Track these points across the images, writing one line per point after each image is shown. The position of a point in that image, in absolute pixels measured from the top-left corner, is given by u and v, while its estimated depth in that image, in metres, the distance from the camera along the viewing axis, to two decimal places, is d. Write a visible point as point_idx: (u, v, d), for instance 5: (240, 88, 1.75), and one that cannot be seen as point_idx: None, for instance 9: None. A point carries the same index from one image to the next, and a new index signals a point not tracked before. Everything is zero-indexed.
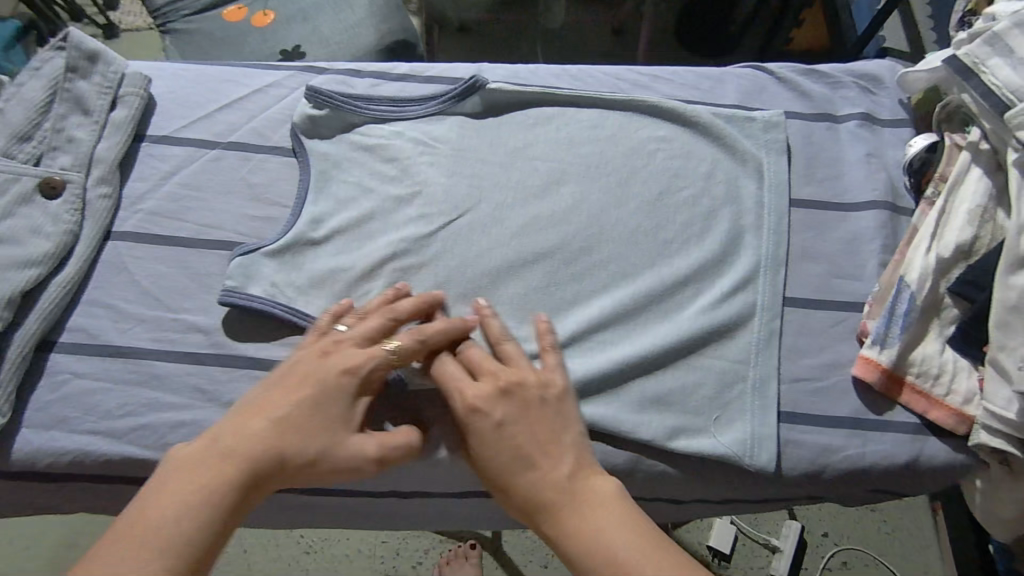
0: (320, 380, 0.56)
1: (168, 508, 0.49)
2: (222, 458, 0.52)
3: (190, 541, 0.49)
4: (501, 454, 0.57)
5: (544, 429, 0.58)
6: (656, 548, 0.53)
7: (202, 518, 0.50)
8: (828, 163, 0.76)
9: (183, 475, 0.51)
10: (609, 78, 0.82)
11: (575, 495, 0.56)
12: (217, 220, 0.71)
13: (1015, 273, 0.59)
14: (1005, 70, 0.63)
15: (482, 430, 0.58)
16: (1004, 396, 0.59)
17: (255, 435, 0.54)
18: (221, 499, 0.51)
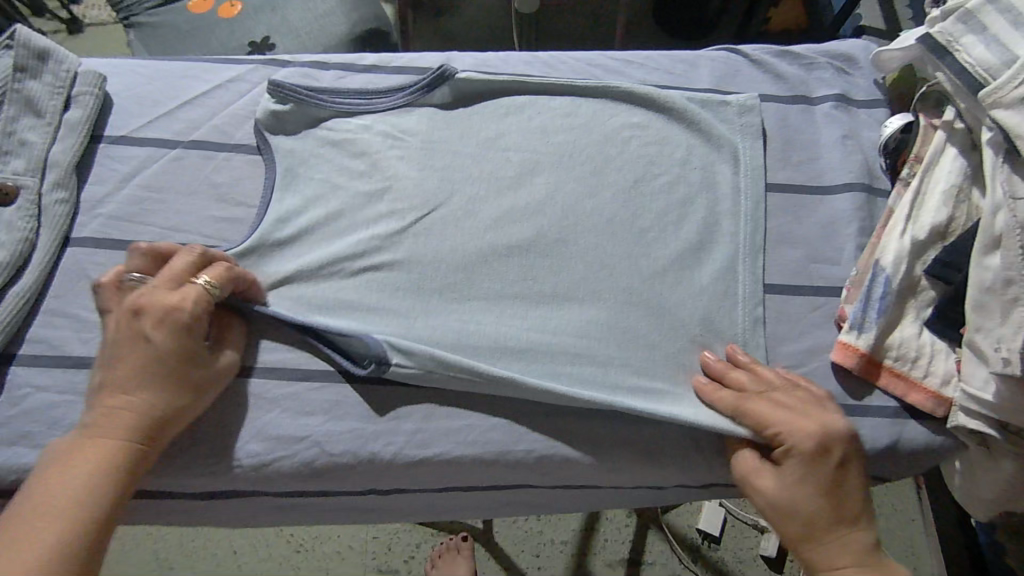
0: (156, 349, 0.55)
1: (58, 485, 0.50)
2: (101, 429, 0.53)
3: (81, 505, 0.50)
4: (816, 503, 0.56)
5: (835, 483, 0.56)
6: None
7: (88, 492, 0.51)
8: (804, 146, 0.75)
9: (64, 455, 0.52)
10: (581, 65, 0.80)
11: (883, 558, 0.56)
12: (181, 222, 0.68)
13: (990, 254, 0.58)
14: (978, 47, 0.62)
15: (841, 477, 0.56)
16: (981, 377, 0.59)
17: (122, 397, 0.54)
18: (106, 466, 0.52)
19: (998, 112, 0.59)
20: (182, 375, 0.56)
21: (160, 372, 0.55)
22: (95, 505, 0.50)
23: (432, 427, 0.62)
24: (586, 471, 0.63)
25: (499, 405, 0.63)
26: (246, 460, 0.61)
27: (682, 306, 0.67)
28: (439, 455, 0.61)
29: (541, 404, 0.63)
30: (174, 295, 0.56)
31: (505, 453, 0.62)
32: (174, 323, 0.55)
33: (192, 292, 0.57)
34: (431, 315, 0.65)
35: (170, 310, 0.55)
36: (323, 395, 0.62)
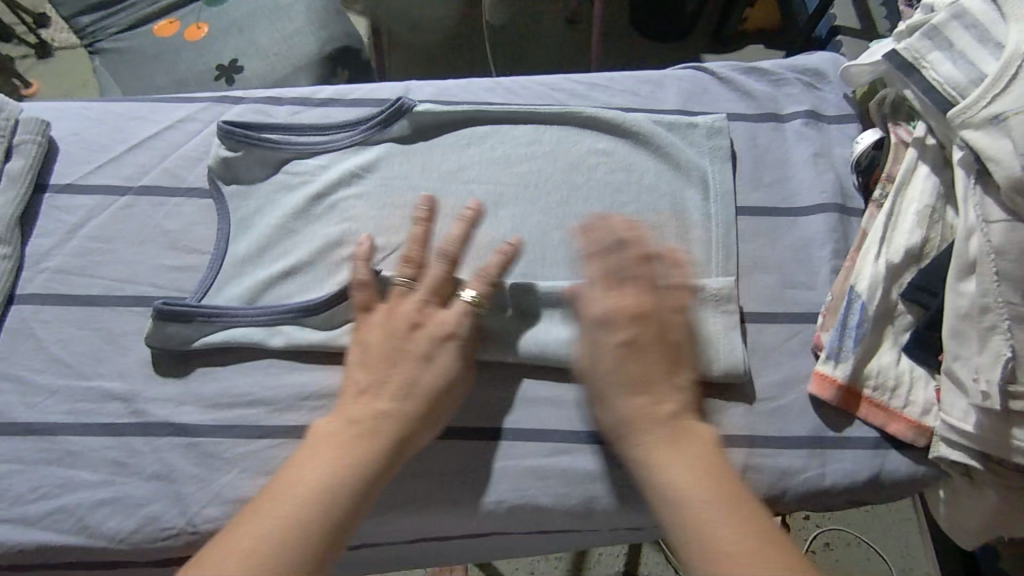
0: (416, 361, 0.57)
1: (306, 481, 0.50)
2: (370, 428, 0.53)
3: (337, 508, 0.49)
4: (608, 377, 0.58)
5: (617, 367, 0.58)
6: (714, 522, 0.50)
7: (337, 494, 0.50)
8: (774, 165, 0.74)
9: (338, 452, 0.52)
10: (544, 89, 0.78)
11: (708, 458, 0.54)
12: (131, 273, 0.66)
13: (966, 279, 0.56)
14: (945, 65, 0.60)
15: (608, 346, 0.58)
16: (961, 408, 0.57)
17: (382, 403, 0.55)
18: (352, 474, 0.51)
19: (967, 133, 0.57)
20: (439, 397, 0.57)
21: (420, 384, 0.56)
22: (339, 514, 0.49)
23: (398, 480, 0.59)
24: (561, 518, 0.60)
25: (468, 452, 0.60)
26: (200, 525, 0.57)
27: None
28: (406, 509, 0.59)
29: (511, 448, 0.60)
30: (449, 312, 0.59)
31: (474, 505, 0.59)
32: (437, 339, 0.58)
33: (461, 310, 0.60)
34: None
35: (415, 322, 0.58)
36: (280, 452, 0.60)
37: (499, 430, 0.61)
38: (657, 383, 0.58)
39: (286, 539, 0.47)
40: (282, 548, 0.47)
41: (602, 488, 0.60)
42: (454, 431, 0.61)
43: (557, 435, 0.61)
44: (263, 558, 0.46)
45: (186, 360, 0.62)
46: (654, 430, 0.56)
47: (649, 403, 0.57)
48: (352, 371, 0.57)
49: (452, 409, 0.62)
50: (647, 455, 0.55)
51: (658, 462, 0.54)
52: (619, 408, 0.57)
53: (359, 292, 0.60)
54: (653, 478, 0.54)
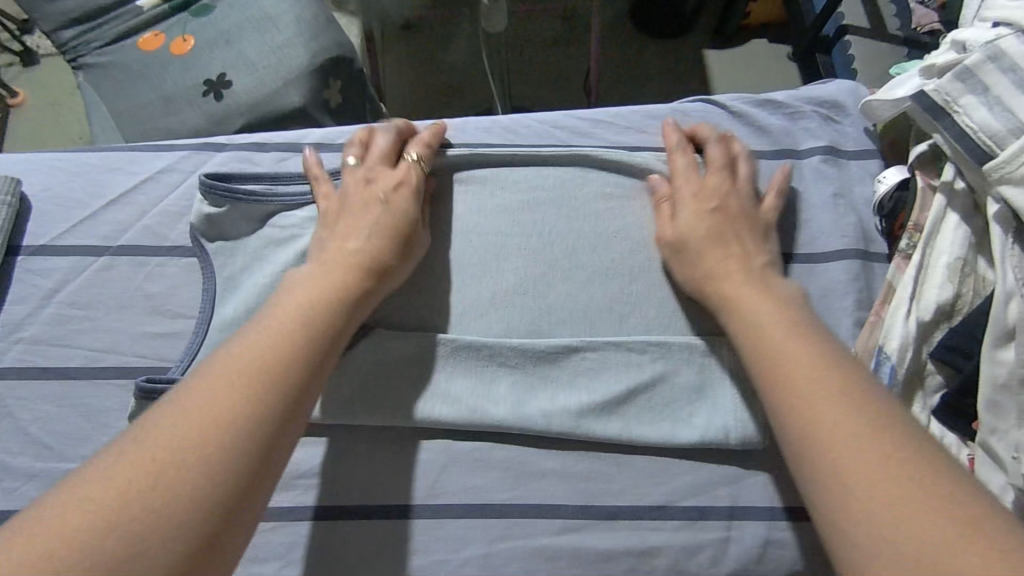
0: (381, 202, 0.61)
1: (267, 333, 0.50)
2: (325, 283, 0.55)
3: (300, 350, 0.50)
4: (702, 222, 0.61)
5: (725, 215, 0.61)
6: (833, 385, 0.47)
7: (304, 339, 0.51)
8: (792, 207, 0.69)
9: (297, 307, 0.53)
10: (545, 127, 0.73)
11: (782, 300, 0.55)
12: (112, 342, 0.62)
13: (1003, 346, 0.52)
14: (980, 111, 0.55)
15: (728, 209, 0.62)
16: (997, 483, 0.54)
17: (349, 245, 0.59)
18: (310, 323, 0.52)
19: (1006, 189, 0.53)
20: (403, 237, 0.61)
21: (385, 225, 0.60)
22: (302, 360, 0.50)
23: (402, 564, 0.56)
24: None
25: (473, 532, 0.57)
26: None
27: (646, 410, 0.60)
28: None
29: (519, 527, 0.57)
30: (398, 171, 0.64)
31: None
32: (395, 185, 0.63)
33: (407, 167, 0.65)
34: (336, 417, 0.59)
35: (369, 180, 0.63)
36: (277, 537, 0.57)
37: (505, 508, 0.58)
38: (762, 241, 0.61)
39: (221, 394, 0.46)
40: (227, 401, 0.45)
41: (615, 569, 0.56)
42: (459, 509, 0.57)
43: (567, 512, 0.57)
44: (213, 408, 0.45)
45: None
46: (729, 266, 0.58)
47: (748, 251, 0.59)
48: (319, 233, 0.61)
49: (455, 484, 0.58)
50: (736, 296, 0.56)
51: (743, 309, 0.55)
52: (710, 266, 0.59)
53: (321, 184, 0.64)
54: (745, 328, 0.54)
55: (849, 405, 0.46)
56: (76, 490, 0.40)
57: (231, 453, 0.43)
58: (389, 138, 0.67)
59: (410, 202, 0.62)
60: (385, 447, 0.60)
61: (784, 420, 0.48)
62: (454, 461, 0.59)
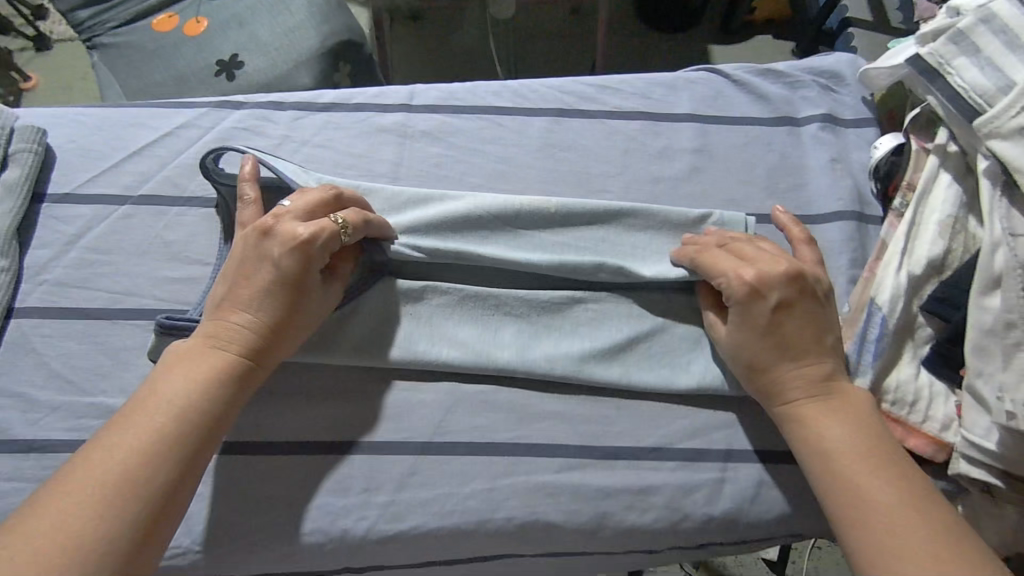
0: (274, 265, 0.56)
1: (158, 406, 0.51)
2: (220, 345, 0.55)
3: (193, 410, 0.52)
4: (763, 339, 0.57)
5: (789, 332, 0.56)
6: (876, 471, 0.51)
7: (195, 396, 0.53)
8: (791, 171, 0.72)
9: (185, 379, 0.53)
10: (553, 92, 0.75)
11: (840, 403, 0.55)
12: (131, 285, 0.64)
13: (990, 293, 0.55)
14: (972, 70, 0.58)
15: (798, 315, 0.57)
16: (983, 425, 0.56)
17: (237, 316, 0.56)
18: (208, 383, 0.53)
19: (995, 143, 0.55)
20: (296, 301, 0.57)
21: (278, 290, 0.56)
22: (195, 418, 0.52)
23: (407, 498, 0.58)
24: (574, 537, 0.58)
25: (477, 468, 0.59)
26: (205, 543, 0.56)
27: (646, 358, 0.63)
28: (416, 527, 0.58)
29: (521, 465, 0.59)
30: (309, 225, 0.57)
31: (484, 523, 0.58)
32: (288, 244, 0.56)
33: (321, 224, 0.57)
34: (345, 359, 0.61)
35: (275, 230, 0.57)
36: (284, 471, 0.58)
37: (508, 447, 0.60)
38: (825, 335, 0.57)
39: (112, 468, 0.48)
40: (112, 479, 0.48)
41: (614, 505, 0.58)
42: (463, 447, 0.60)
43: (567, 451, 0.60)
44: (101, 484, 0.47)
45: None
46: (796, 374, 0.56)
47: (816, 359, 0.56)
48: (217, 289, 0.58)
49: (461, 424, 0.60)
50: (803, 419, 0.55)
51: (810, 424, 0.55)
52: (747, 355, 0.57)
53: (247, 207, 0.62)
54: (800, 430, 0.55)
55: (890, 499, 0.50)
56: None
57: (109, 530, 0.46)
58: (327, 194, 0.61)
59: (303, 268, 0.57)
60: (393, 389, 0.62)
61: (834, 517, 0.52)
62: (459, 403, 0.61)
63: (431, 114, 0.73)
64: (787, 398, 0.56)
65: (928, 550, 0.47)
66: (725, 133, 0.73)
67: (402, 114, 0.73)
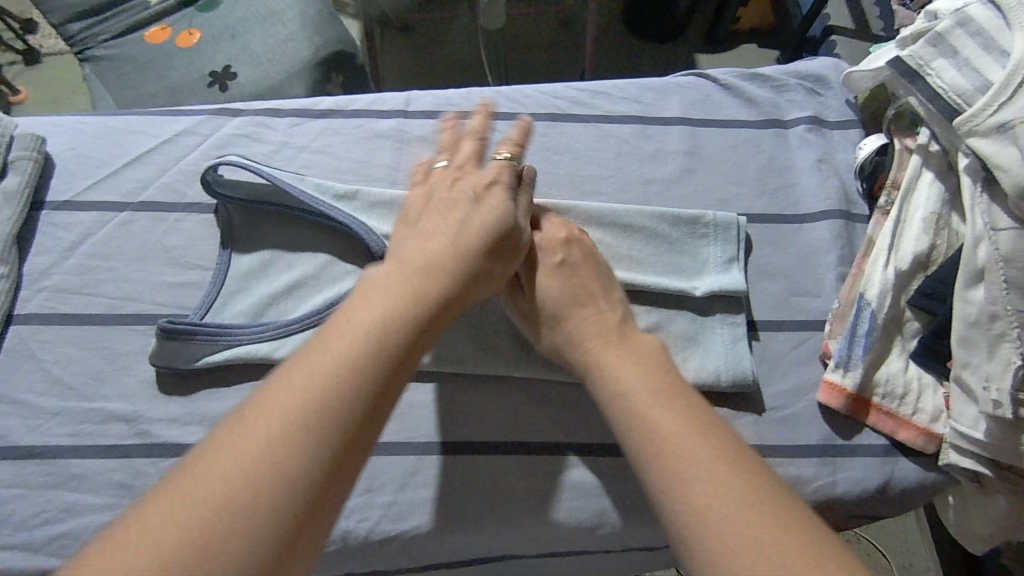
0: (459, 195, 0.57)
1: (329, 350, 0.42)
2: (411, 276, 0.49)
3: (375, 344, 0.44)
4: (558, 291, 0.57)
5: (582, 286, 0.57)
6: (695, 409, 0.47)
7: (380, 329, 0.44)
8: (780, 172, 0.73)
9: (380, 303, 0.46)
10: (546, 97, 0.77)
11: (635, 352, 0.53)
12: (131, 290, 0.65)
13: (974, 286, 0.56)
14: (950, 72, 0.60)
15: (579, 276, 0.58)
16: (971, 416, 0.58)
17: (433, 244, 0.52)
18: (392, 315, 0.46)
19: (975, 140, 0.57)
20: (496, 233, 0.55)
21: (471, 222, 0.54)
22: (374, 351, 0.43)
23: (408, 498, 0.59)
24: (574, 533, 0.59)
25: (479, 467, 0.60)
26: None
27: None
28: (417, 527, 0.58)
29: (522, 463, 0.60)
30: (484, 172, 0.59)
31: (485, 521, 0.58)
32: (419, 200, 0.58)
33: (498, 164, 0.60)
34: None
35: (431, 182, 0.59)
36: None
37: (508, 445, 0.60)
38: (596, 300, 0.57)
39: (278, 428, 0.39)
40: (272, 436, 0.38)
41: (613, 501, 0.59)
42: (463, 446, 0.60)
43: (567, 449, 0.61)
44: (270, 442, 0.38)
45: (190, 382, 0.61)
46: (583, 327, 0.55)
47: (607, 320, 0.55)
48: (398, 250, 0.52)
49: (460, 423, 0.61)
50: (603, 369, 0.52)
51: (603, 371, 0.52)
52: (552, 306, 0.57)
53: None
54: (602, 380, 0.52)
55: (701, 440, 0.45)
56: (108, 548, 0.34)
57: (259, 501, 0.36)
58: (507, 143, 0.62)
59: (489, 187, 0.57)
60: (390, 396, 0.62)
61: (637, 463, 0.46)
62: (458, 403, 0.62)
63: (427, 119, 0.75)
64: (592, 351, 0.54)
65: (737, 499, 0.41)
66: (715, 136, 0.75)
67: (399, 120, 0.74)
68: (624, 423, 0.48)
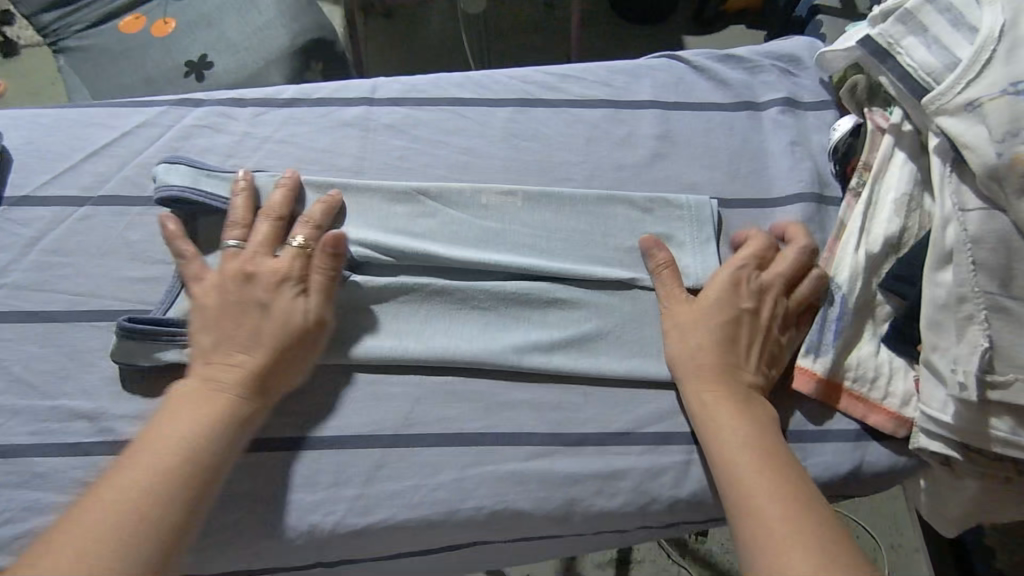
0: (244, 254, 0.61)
1: (151, 460, 0.51)
2: (229, 387, 0.56)
3: (196, 447, 0.52)
4: (711, 323, 0.60)
5: (744, 329, 0.60)
6: (779, 469, 0.53)
7: (203, 431, 0.53)
8: (752, 155, 0.72)
9: (181, 413, 0.54)
10: (515, 83, 0.75)
11: (739, 400, 0.57)
12: (93, 286, 0.64)
13: (942, 269, 0.56)
14: (920, 50, 0.59)
15: (756, 312, 0.60)
16: (940, 398, 0.57)
17: (227, 342, 0.57)
18: (214, 414, 0.54)
19: (943, 120, 0.56)
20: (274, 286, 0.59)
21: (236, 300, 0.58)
22: (197, 448, 0.52)
23: (374, 492, 0.58)
24: (542, 523, 0.59)
25: (445, 459, 0.59)
26: None
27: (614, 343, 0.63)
28: (385, 520, 0.58)
29: (489, 454, 0.60)
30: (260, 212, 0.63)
31: (452, 513, 0.58)
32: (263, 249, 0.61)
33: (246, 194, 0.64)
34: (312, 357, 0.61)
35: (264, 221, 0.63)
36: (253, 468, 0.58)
37: (476, 436, 0.60)
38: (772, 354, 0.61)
39: (92, 525, 0.48)
40: (142, 482, 0.50)
41: (581, 490, 0.59)
42: (430, 437, 0.60)
43: (535, 439, 0.60)
44: (82, 539, 0.47)
45: (153, 378, 0.61)
46: (712, 370, 0.59)
47: (739, 364, 0.59)
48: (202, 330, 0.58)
49: (428, 416, 0.60)
50: (707, 408, 0.57)
51: (717, 421, 0.56)
52: (716, 332, 0.59)
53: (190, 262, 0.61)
54: (710, 425, 0.57)
55: (787, 503, 0.51)
56: None
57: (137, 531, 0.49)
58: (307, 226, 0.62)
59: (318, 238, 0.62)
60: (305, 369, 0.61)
61: (734, 512, 0.53)
62: (425, 396, 0.61)
63: (394, 107, 0.73)
64: (701, 396, 0.58)
65: (807, 549, 0.48)
66: (687, 119, 0.74)
67: (365, 107, 0.73)
68: (726, 470, 0.54)
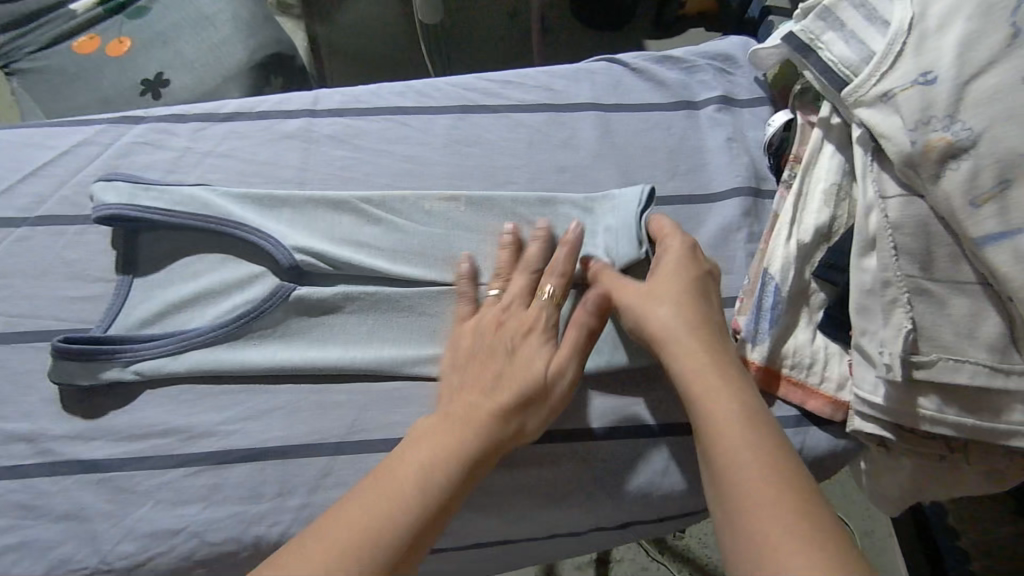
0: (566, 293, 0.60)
1: (380, 491, 0.48)
2: (461, 424, 0.52)
3: (432, 482, 0.49)
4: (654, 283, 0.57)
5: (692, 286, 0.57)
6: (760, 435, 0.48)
7: (441, 467, 0.50)
8: (691, 153, 0.74)
9: (433, 440, 0.51)
10: (457, 91, 0.76)
11: (705, 357, 0.53)
12: (31, 307, 0.63)
13: (867, 255, 0.58)
14: (838, 44, 0.60)
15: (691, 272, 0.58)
16: (871, 380, 0.58)
17: (470, 381, 0.55)
18: (454, 449, 0.51)
19: (861, 111, 0.58)
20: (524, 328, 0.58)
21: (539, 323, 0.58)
22: (429, 487, 0.49)
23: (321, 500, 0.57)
24: (492, 521, 0.59)
25: None
26: (117, 561, 0.55)
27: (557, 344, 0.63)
28: None
29: None
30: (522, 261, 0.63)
31: None
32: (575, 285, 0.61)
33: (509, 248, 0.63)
34: (252, 368, 0.60)
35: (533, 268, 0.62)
36: (197, 482, 0.57)
37: None
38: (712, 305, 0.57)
39: (330, 547, 0.44)
40: (393, 508, 0.47)
41: (530, 487, 0.59)
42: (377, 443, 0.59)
43: None
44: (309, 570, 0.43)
45: (93, 397, 0.60)
46: (671, 325, 0.55)
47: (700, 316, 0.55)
48: (449, 374, 0.57)
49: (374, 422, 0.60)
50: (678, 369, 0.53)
51: (686, 381, 0.52)
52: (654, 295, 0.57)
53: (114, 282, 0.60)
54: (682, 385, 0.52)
55: (765, 474, 0.46)
56: None
57: (364, 573, 0.44)
58: (551, 274, 0.61)
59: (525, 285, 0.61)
60: (248, 380, 0.61)
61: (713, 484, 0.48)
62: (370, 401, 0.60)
63: (336, 118, 0.74)
64: (695, 373, 0.52)
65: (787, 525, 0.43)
66: (627, 120, 0.75)
67: (307, 119, 0.73)
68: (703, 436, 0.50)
